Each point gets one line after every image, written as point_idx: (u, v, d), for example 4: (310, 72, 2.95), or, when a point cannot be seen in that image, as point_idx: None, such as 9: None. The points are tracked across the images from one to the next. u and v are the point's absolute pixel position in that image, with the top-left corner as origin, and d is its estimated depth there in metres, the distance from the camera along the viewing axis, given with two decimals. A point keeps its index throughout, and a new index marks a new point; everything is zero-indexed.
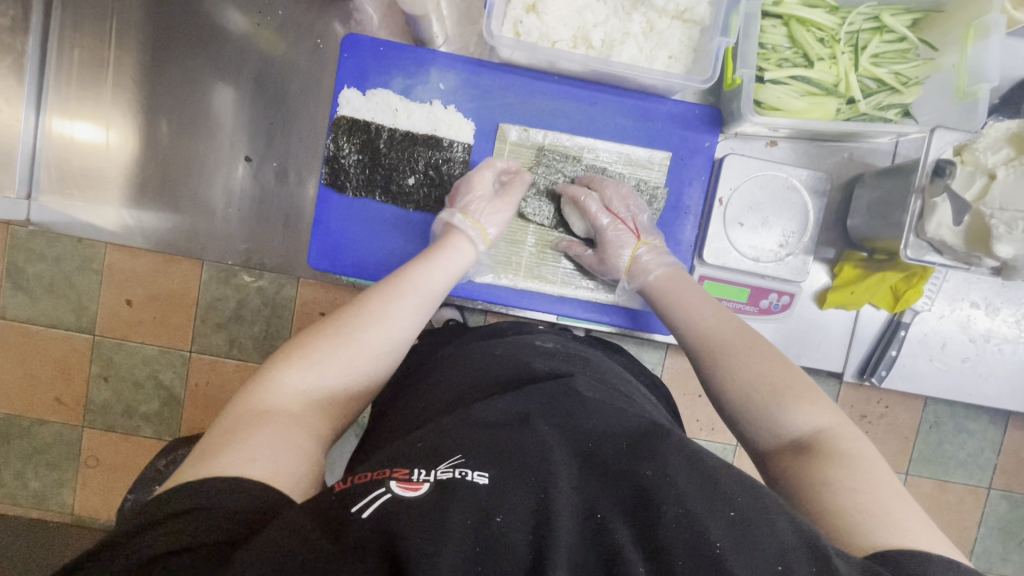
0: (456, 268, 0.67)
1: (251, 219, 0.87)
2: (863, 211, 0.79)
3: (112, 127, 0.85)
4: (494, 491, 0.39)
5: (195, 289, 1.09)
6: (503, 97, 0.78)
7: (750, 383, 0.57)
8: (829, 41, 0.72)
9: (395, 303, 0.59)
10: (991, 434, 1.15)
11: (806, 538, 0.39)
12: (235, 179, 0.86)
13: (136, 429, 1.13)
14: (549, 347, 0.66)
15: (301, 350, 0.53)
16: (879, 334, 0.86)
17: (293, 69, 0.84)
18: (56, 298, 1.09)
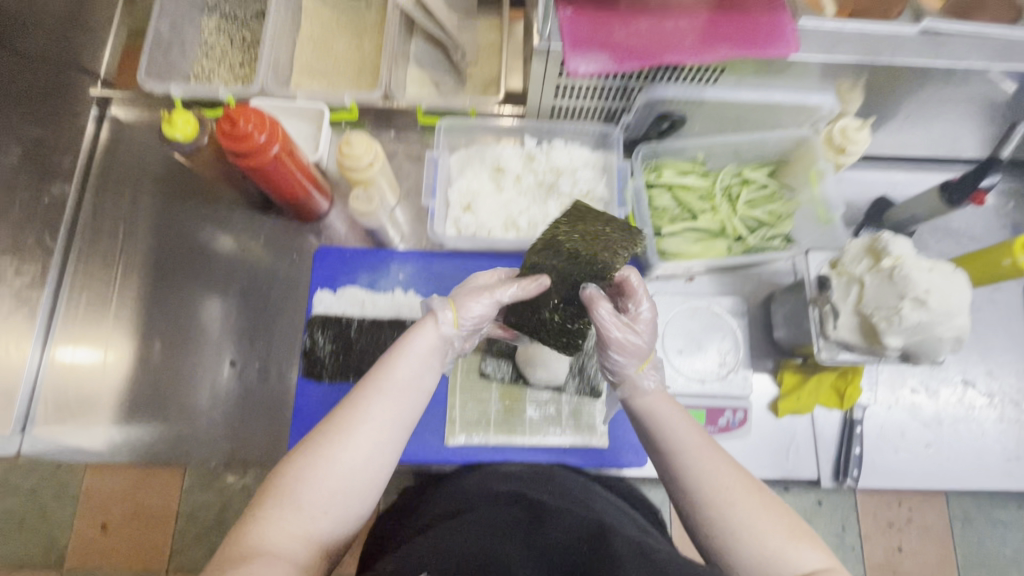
0: (433, 350, 0.64)
1: (235, 417, 0.92)
2: (782, 325, 0.89)
3: (113, 344, 0.94)
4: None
5: (178, 497, 1.08)
6: (456, 276, 0.92)
7: (765, 529, 0.53)
8: (707, 197, 0.91)
9: (365, 410, 0.58)
10: (1005, 519, 1.11)
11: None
12: (221, 382, 0.93)
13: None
14: (510, 472, 0.70)
15: (282, 481, 0.54)
16: (840, 435, 0.90)
17: (274, 281, 0.98)
18: (34, 528, 1.07)
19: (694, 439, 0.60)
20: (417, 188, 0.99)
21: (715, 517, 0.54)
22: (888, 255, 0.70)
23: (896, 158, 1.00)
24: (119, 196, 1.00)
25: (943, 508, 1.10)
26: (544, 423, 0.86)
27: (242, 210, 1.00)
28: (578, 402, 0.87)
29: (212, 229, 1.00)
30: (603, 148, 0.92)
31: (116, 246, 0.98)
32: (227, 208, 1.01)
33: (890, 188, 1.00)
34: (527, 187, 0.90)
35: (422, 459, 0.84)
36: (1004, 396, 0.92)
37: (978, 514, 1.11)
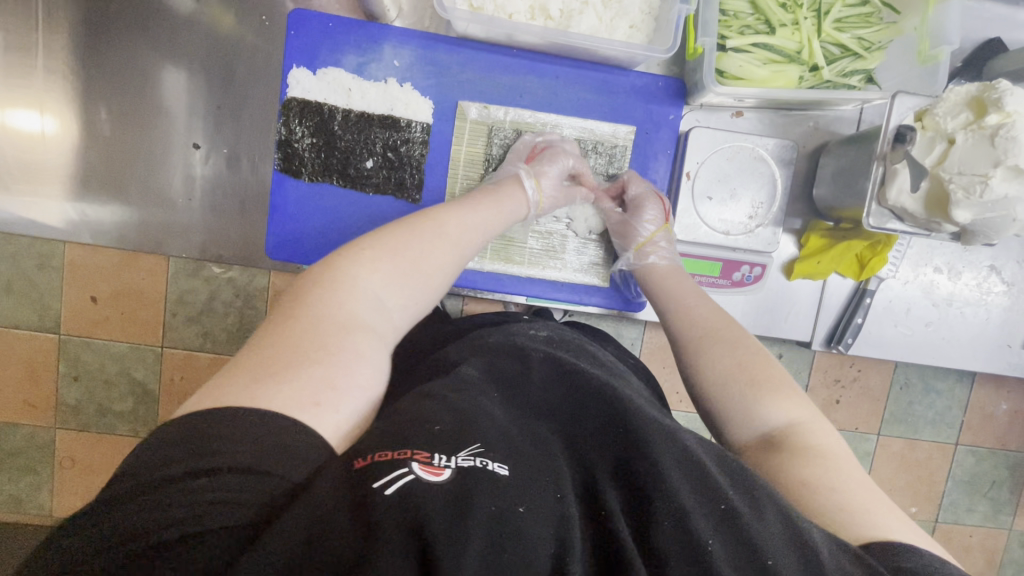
0: (509, 214, 0.69)
1: (210, 205, 0.83)
2: (828, 181, 0.79)
3: (51, 113, 0.79)
4: (517, 484, 0.40)
5: (162, 278, 1.05)
6: (462, 73, 0.75)
7: (726, 375, 0.58)
8: (791, 7, 0.70)
9: (460, 221, 0.64)
10: (939, 384, 1.19)
11: (789, 526, 0.42)
12: (189, 172, 0.82)
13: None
14: (542, 336, 0.68)
15: (387, 248, 0.57)
16: (846, 303, 0.87)
17: (262, 46, 0.80)
18: None
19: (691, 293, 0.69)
20: None
21: (693, 356, 0.62)
22: (996, 111, 0.59)
23: None
24: None
25: (891, 370, 1.16)
26: (545, 256, 0.81)
27: None
28: (583, 237, 0.81)
29: None
30: None
31: None
32: None
33: (1008, 28, 0.80)
34: None
35: None
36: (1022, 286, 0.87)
37: (918, 379, 1.18)
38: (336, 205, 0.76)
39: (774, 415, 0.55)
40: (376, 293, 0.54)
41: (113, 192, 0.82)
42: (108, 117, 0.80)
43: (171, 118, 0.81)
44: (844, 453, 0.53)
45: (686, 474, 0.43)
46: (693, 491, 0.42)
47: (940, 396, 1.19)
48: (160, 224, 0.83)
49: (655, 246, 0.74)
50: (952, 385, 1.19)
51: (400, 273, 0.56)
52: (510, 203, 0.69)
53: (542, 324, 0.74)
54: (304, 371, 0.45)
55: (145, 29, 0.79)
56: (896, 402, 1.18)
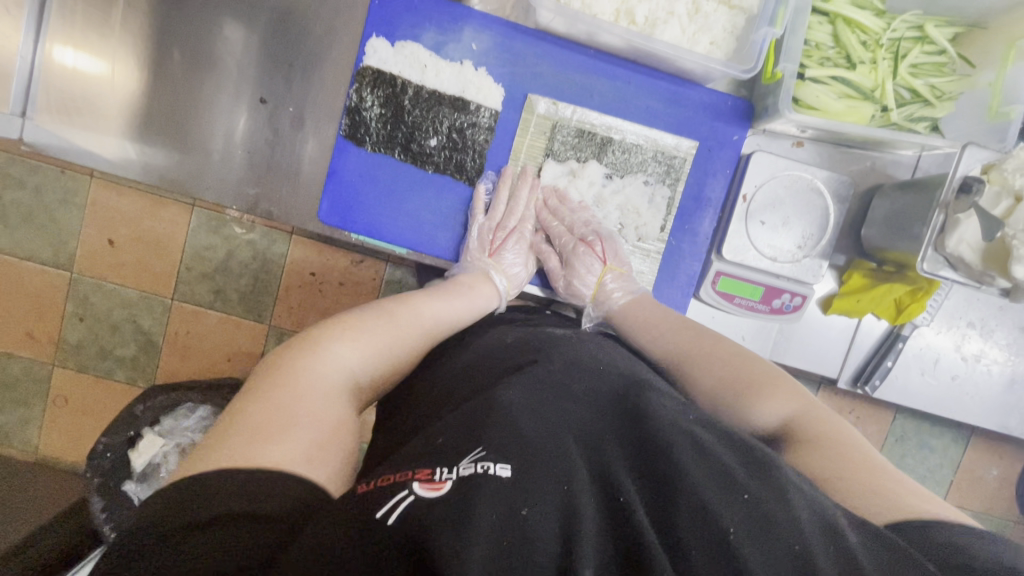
0: (468, 309, 0.73)
1: (259, 161, 0.82)
2: (878, 223, 0.80)
3: (121, 50, 0.79)
4: (522, 486, 0.39)
5: (185, 230, 1.05)
6: (537, 65, 0.75)
7: (729, 384, 0.64)
8: (872, 45, 0.71)
9: (433, 302, 0.70)
10: (935, 441, 1.19)
11: (822, 521, 0.40)
12: (245, 125, 0.82)
13: (131, 322, 1.09)
14: (563, 334, 0.67)
15: (356, 326, 0.60)
16: (877, 345, 0.87)
17: (335, 13, 0.80)
18: (42, 225, 1.04)
19: (682, 332, 0.71)
20: None
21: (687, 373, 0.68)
22: None
23: None
24: None
25: (890, 420, 1.17)
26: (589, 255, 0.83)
27: None
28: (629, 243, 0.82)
29: None
30: None
31: None
32: None
33: None
34: None
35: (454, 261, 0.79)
36: None
37: (914, 433, 1.19)
38: (393, 179, 0.76)
39: (776, 415, 0.61)
40: (353, 368, 0.57)
41: (170, 135, 0.82)
42: (179, 61, 0.80)
43: (235, 70, 0.81)
44: (844, 431, 0.57)
45: (707, 474, 0.41)
46: (714, 488, 0.40)
47: (934, 453, 1.20)
48: (202, 173, 0.83)
49: (608, 288, 0.80)
50: (948, 444, 1.20)
51: (373, 345, 0.60)
52: (473, 292, 0.75)
53: (564, 325, 0.73)
54: (298, 436, 0.46)
55: None
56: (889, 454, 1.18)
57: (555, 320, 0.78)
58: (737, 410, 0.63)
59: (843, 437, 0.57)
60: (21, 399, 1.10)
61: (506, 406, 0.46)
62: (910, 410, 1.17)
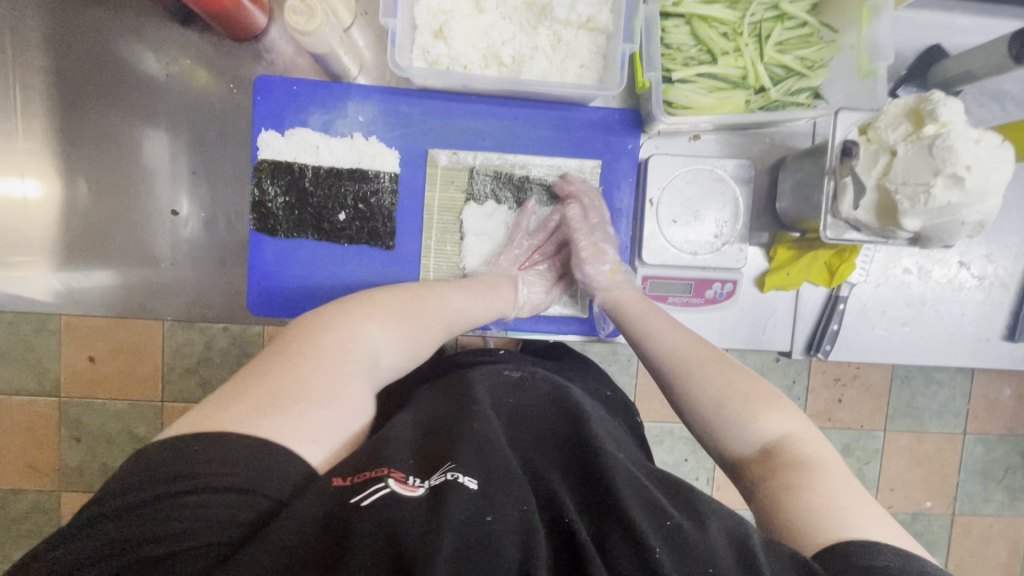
0: (500, 306, 0.76)
1: (190, 262, 0.85)
2: (788, 195, 0.82)
3: (30, 187, 0.82)
4: (483, 495, 0.44)
5: (161, 334, 1.09)
6: (424, 122, 0.78)
7: (721, 393, 0.62)
8: (733, 35, 0.74)
9: (453, 294, 0.71)
10: (940, 373, 1.19)
11: (736, 539, 0.43)
12: (161, 231, 0.84)
13: (127, 431, 1.11)
14: (513, 376, 0.67)
15: (390, 309, 0.63)
16: (821, 311, 0.87)
17: (230, 110, 0.82)
18: (20, 361, 1.07)
19: (687, 339, 0.68)
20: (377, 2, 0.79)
21: (689, 383, 0.64)
22: (933, 122, 0.61)
23: None
24: None
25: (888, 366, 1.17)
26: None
27: (165, 25, 0.81)
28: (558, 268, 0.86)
29: (133, 44, 0.81)
30: None
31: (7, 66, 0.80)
32: (140, 18, 0.81)
33: (946, 34, 0.84)
34: (516, 9, 0.73)
35: None
36: (995, 279, 0.89)
37: (919, 371, 1.19)
38: (313, 258, 0.78)
39: (766, 431, 0.58)
40: (378, 348, 0.59)
41: (93, 260, 0.84)
42: (87, 190, 0.83)
43: (147, 184, 0.83)
44: (833, 459, 0.55)
45: (643, 502, 0.46)
46: (646, 512, 0.44)
47: (943, 386, 1.20)
48: (142, 285, 0.85)
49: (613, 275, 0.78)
50: (952, 373, 1.19)
51: (402, 334, 0.62)
52: (491, 292, 0.76)
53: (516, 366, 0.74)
54: (305, 413, 0.48)
55: (116, 104, 0.82)
56: (898, 396, 1.19)
57: (503, 358, 0.78)
58: (727, 421, 0.60)
59: (814, 458, 0.55)
60: (36, 530, 1.14)
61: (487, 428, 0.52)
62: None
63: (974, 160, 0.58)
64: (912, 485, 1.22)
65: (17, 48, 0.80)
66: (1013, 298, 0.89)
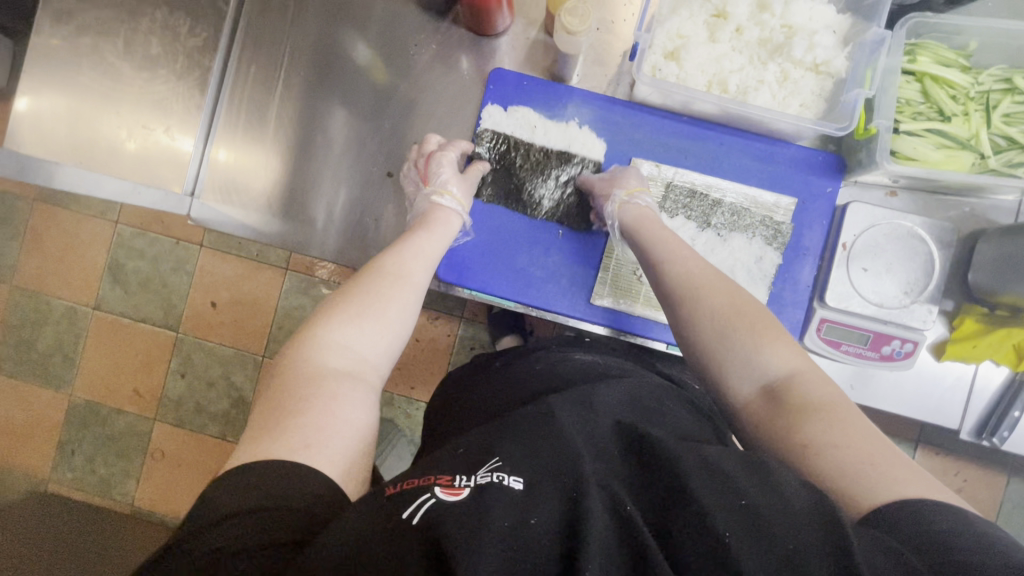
0: (441, 238, 0.74)
1: (349, 229, 0.90)
2: (985, 268, 0.79)
3: (273, 143, 0.90)
4: (529, 494, 0.42)
5: (279, 291, 1.23)
6: (633, 133, 0.83)
7: (727, 324, 0.60)
8: (962, 98, 0.75)
9: (410, 249, 0.70)
10: None
11: (821, 511, 0.38)
12: (343, 197, 0.90)
13: (224, 377, 1.24)
14: (587, 361, 0.71)
15: (336, 310, 0.62)
16: (1000, 394, 0.83)
17: (455, 95, 0.89)
18: (154, 290, 1.25)
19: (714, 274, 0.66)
20: (610, 20, 0.83)
21: (699, 320, 0.62)
22: None
23: None
24: None
25: (997, 477, 1.09)
26: (650, 302, 0.82)
27: (414, 13, 0.88)
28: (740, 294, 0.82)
29: (352, 32, 0.90)
30: (860, 17, 0.74)
31: (283, 29, 0.89)
32: (398, 4, 0.89)
33: None
34: (750, 45, 0.77)
35: (564, 314, 0.83)
36: None
37: None
38: (505, 237, 0.83)
39: (776, 362, 0.57)
40: (343, 346, 0.59)
41: (304, 212, 0.90)
42: (320, 146, 0.90)
43: (357, 154, 0.90)
44: (850, 406, 0.53)
45: (703, 479, 0.41)
46: (706, 488, 0.40)
47: None
48: (324, 240, 0.89)
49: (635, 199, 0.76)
50: None
51: (358, 321, 0.61)
52: (445, 224, 0.76)
53: (588, 352, 0.76)
54: (296, 423, 0.50)
55: (359, 78, 0.90)
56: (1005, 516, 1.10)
57: (581, 346, 0.79)
58: (732, 351, 0.59)
59: (848, 412, 0.51)
60: (122, 451, 1.25)
61: (546, 420, 0.50)
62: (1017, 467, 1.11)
63: None
64: None
65: (294, 11, 0.89)
66: None
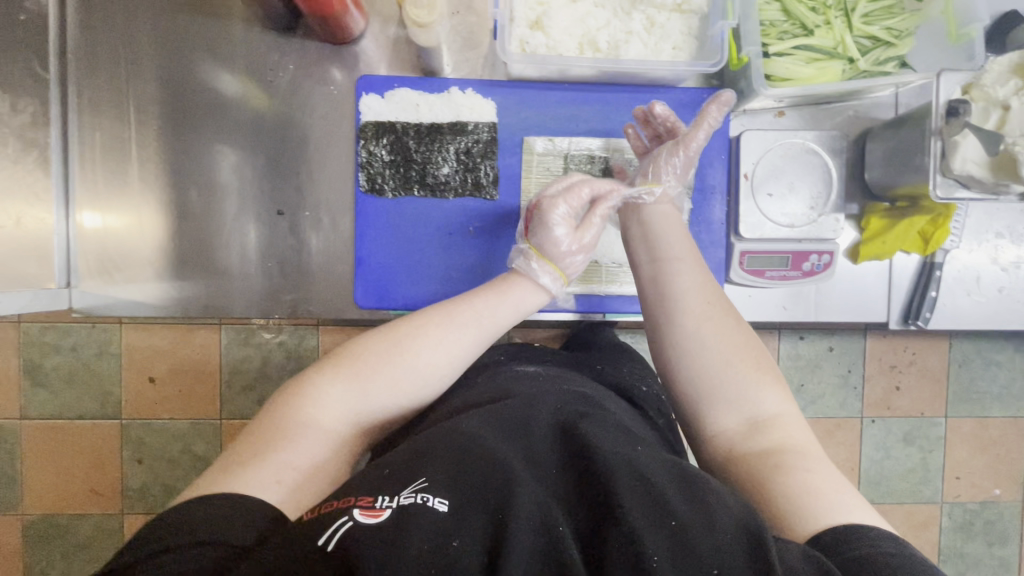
0: (522, 303, 0.70)
1: (269, 272, 0.83)
2: (880, 164, 0.82)
3: (143, 204, 0.83)
4: (456, 515, 0.39)
5: (219, 348, 1.11)
6: (520, 111, 0.80)
7: (731, 353, 0.60)
8: (821, 9, 0.75)
9: (468, 299, 0.67)
10: (999, 357, 1.17)
11: (749, 530, 0.40)
12: (251, 238, 0.83)
13: (186, 451, 1.13)
14: (530, 373, 0.68)
15: (355, 361, 0.59)
16: (916, 279, 0.88)
17: (329, 113, 0.83)
18: (87, 382, 1.11)
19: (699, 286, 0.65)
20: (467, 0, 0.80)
21: (690, 328, 0.62)
22: None
23: None
24: (111, 12, 0.80)
25: (947, 348, 1.15)
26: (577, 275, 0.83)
27: (261, 34, 0.82)
28: None
29: (199, 67, 0.82)
30: None
31: (120, 83, 0.81)
32: (241, 29, 0.82)
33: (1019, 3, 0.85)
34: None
35: None
36: None
37: (978, 354, 1.16)
38: (417, 246, 0.80)
39: (768, 404, 0.57)
40: (351, 398, 0.57)
41: (201, 268, 0.84)
42: (197, 197, 0.83)
43: (241, 196, 0.83)
44: (816, 448, 0.54)
45: (639, 500, 0.41)
46: (641, 511, 0.40)
47: (1003, 369, 1.17)
48: (231, 294, 0.84)
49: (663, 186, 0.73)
50: (1013, 356, 1.17)
51: (390, 374, 0.59)
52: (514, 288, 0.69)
53: (534, 366, 0.72)
54: (253, 470, 0.49)
55: (222, 115, 0.83)
56: (958, 381, 1.16)
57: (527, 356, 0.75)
58: (733, 387, 0.58)
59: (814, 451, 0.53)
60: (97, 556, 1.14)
61: (479, 435, 0.47)
62: (964, 333, 1.15)
63: None
64: (979, 473, 1.19)
65: (127, 61, 0.81)
66: None
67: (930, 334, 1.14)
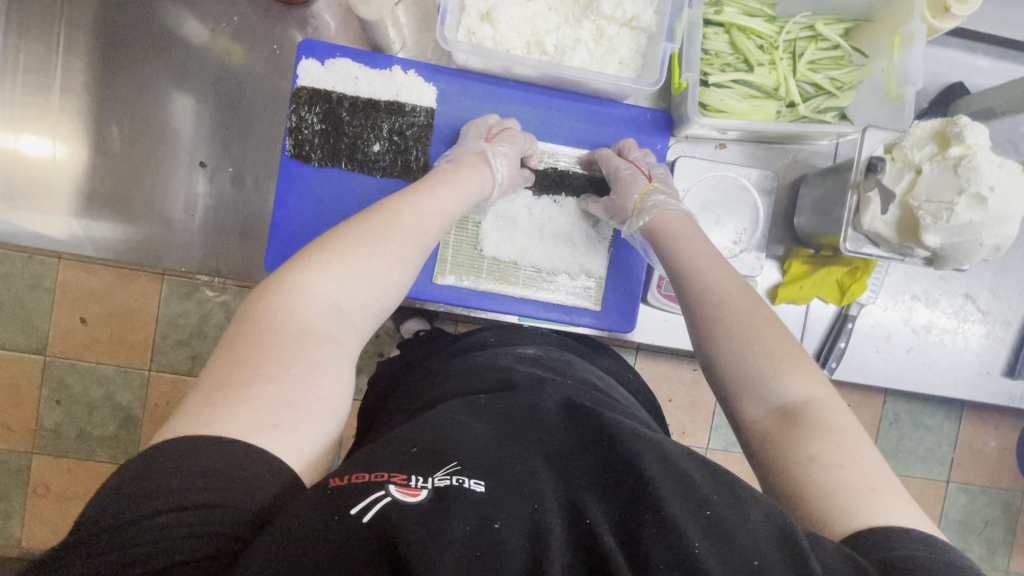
0: (469, 191, 0.68)
1: (213, 226, 0.82)
2: (808, 211, 0.82)
3: (61, 134, 0.80)
4: (493, 499, 0.37)
5: (159, 298, 0.99)
6: (461, 101, 0.80)
7: (746, 341, 0.54)
8: (769, 48, 0.76)
9: (437, 195, 0.63)
10: (927, 419, 1.19)
11: (781, 528, 0.37)
12: (199, 189, 0.82)
13: (109, 399, 1.00)
14: (530, 354, 0.65)
15: (337, 252, 0.52)
16: (829, 328, 0.89)
17: (270, 70, 0.81)
18: (10, 311, 0.98)
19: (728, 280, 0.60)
20: None
21: (720, 319, 0.56)
22: (960, 143, 0.62)
23: (986, 37, 0.86)
24: None
25: (880, 405, 1.17)
26: (496, 274, 0.81)
27: None
28: (580, 258, 0.81)
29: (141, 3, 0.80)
30: None
31: (52, 8, 0.78)
32: None
33: (970, 73, 0.88)
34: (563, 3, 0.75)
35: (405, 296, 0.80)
36: (998, 316, 0.90)
37: (907, 414, 1.19)
38: (332, 220, 0.78)
39: (790, 389, 0.51)
40: (333, 295, 0.50)
41: (117, 207, 0.81)
42: (118, 136, 0.81)
43: (169, 142, 0.81)
44: (856, 435, 0.49)
45: (672, 483, 0.38)
46: (677, 496, 0.38)
47: (930, 432, 1.20)
48: (149, 241, 0.82)
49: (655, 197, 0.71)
50: (940, 420, 1.20)
51: (356, 272, 0.52)
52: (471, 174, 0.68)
53: (529, 343, 0.70)
54: (255, 391, 0.41)
55: (160, 56, 0.80)
56: (887, 437, 1.18)
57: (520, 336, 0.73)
58: (748, 370, 0.53)
59: (854, 441, 0.48)
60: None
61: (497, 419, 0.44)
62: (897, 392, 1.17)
63: (997, 182, 0.60)
64: None
65: None
66: (1015, 335, 0.91)
67: (865, 389, 1.16)
